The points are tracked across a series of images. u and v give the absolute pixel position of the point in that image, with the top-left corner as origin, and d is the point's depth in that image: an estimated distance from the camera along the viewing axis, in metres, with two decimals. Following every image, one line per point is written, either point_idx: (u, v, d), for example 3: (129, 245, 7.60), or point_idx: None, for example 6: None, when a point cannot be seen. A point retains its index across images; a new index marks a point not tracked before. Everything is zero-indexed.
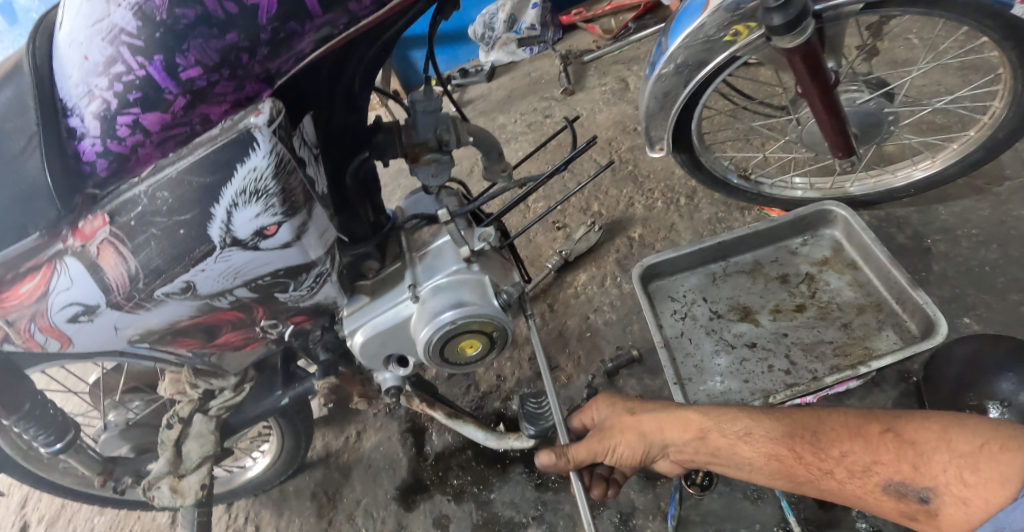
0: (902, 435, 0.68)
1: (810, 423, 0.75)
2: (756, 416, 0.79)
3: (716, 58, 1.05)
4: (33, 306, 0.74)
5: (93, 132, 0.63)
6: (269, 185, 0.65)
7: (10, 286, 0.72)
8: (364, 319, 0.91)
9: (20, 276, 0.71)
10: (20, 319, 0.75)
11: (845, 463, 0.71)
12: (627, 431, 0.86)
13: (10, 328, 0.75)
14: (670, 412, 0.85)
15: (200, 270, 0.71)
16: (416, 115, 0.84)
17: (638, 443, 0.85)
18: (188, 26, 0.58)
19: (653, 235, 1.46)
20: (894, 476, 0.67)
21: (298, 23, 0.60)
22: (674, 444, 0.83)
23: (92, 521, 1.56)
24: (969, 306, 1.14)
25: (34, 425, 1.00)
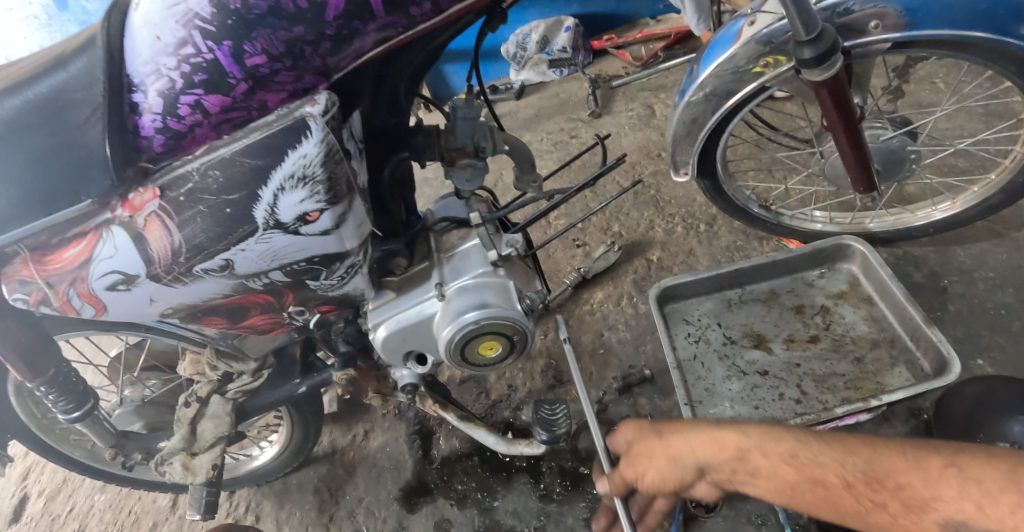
0: (968, 472, 0.59)
1: (860, 449, 0.66)
2: (796, 434, 0.70)
3: (744, 89, 1.08)
4: (75, 272, 0.76)
5: (155, 108, 0.66)
6: (317, 172, 0.68)
7: (56, 250, 0.75)
8: (389, 314, 0.94)
9: (65, 241, 0.75)
10: (61, 284, 0.77)
11: (903, 498, 0.62)
12: (655, 456, 0.80)
13: (49, 291, 0.78)
14: (700, 431, 0.77)
15: (241, 250, 0.75)
16: (455, 120, 0.87)
17: (667, 467, 0.78)
18: (258, 17, 0.60)
19: (671, 258, 1.48)
20: (956, 515, 0.58)
21: (361, 22, 0.62)
22: (704, 464, 0.75)
23: (92, 498, 1.57)
24: (983, 347, 1.15)
25: (56, 391, 1.02)
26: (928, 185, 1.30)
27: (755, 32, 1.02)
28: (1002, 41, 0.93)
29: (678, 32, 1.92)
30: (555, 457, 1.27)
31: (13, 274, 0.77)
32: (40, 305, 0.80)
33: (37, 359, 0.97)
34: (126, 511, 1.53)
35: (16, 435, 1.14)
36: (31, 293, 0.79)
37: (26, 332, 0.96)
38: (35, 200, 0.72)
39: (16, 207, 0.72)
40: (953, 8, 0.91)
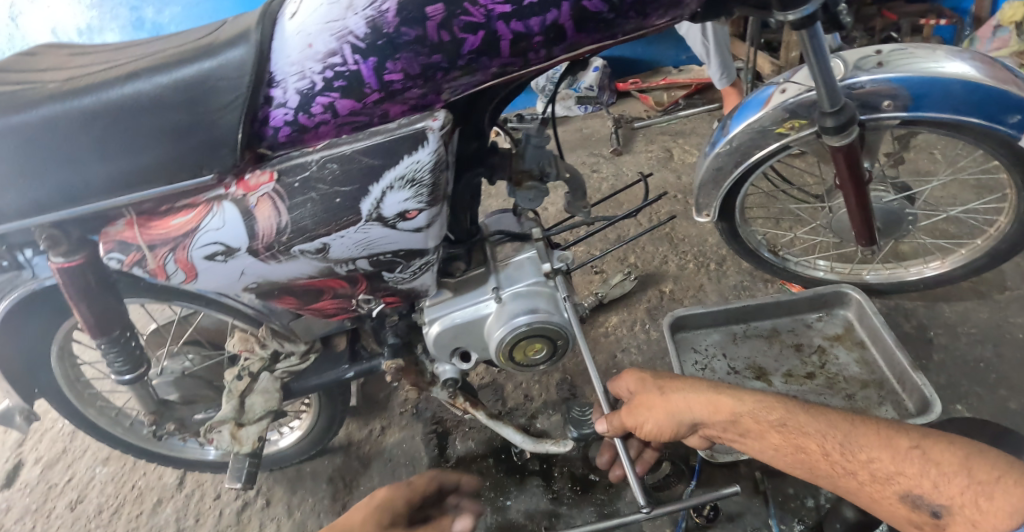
0: (928, 454, 0.77)
1: (843, 425, 0.85)
2: (790, 408, 0.90)
3: (768, 146, 1.22)
4: (178, 239, 0.87)
5: (290, 104, 0.75)
6: (425, 177, 0.78)
7: (164, 218, 0.87)
8: (445, 311, 1.04)
9: (175, 210, 0.86)
10: (161, 247, 0.87)
11: (869, 468, 0.80)
12: (654, 409, 0.97)
13: (149, 253, 0.88)
14: (700, 394, 0.96)
15: (340, 237, 0.84)
16: (527, 146, 0.97)
17: (665, 420, 0.96)
18: (404, 42, 0.71)
19: (682, 291, 1.60)
20: (914, 488, 0.76)
21: (487, 59, 0.73)
22: (700, 420, 0.95)
23: (93, 471, 1.57)
24: (962, 394, 1.29)
25: (115, 350, 1.00)
26: (921, 245, 1.45)
27: (783, 99, 1.17)
28: (993, 128, 1.07)
29: (700, 83, 2.08)
30: (567, 464, 1.36)
31: (117, 235, 0.88)
32: (136, 266, 0.89)
33: (107, 315, 0.95)
34: (128, 486, 1.52)
35: (46, 392, 1.22)
36: (130, 253, 0.88)
37: (98, 285, 0.93)
38: (164, 168, 0.81)
39: (147, 171, 0.81)
40: (953, 94, 1.05)
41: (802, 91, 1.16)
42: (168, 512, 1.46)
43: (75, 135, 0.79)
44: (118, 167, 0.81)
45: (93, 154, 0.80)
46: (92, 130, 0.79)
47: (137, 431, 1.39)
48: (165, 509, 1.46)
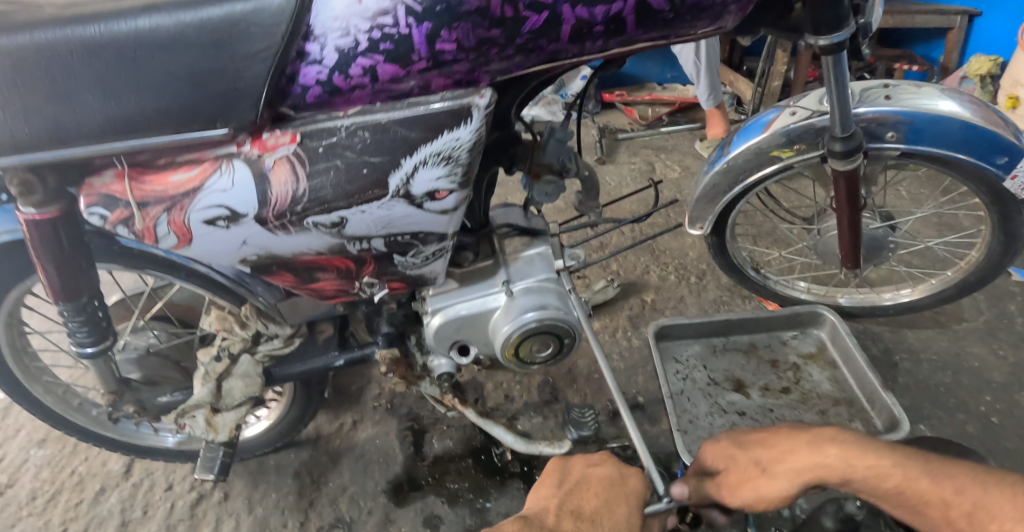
0: None
1: (966, 484, 0.75)
2: (895, 457, 0.79)
3: (762, 171, 1.25)
4: (175, 198, 0.79)
5: (326, 61, 0.71)
6: (462, 155, 0.76)
7: (161, 172, 0.79)
8: (448, 302, 1.00)
9: (176, 165, 0.79)
10: (154, 206, 0.80)
11: None
12: (768, 483, 0.82)
13: (139, 212, 0.80)
14: (804, 451, 0.81)
15: (361, 212, 0.80)
16: (549, 141, 0.95)
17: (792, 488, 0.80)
18: (467, 12, 0.68)
19: (664, 301, 1.61)
20: None
21: (546, 41, 0.72)
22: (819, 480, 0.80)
23: (27, 452, 1.43)
24: (925, 415, 1.37)
25: (80, 319, 0.88)
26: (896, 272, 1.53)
27: (790, 122, 1.20)
28: (981, 166, 1.14)
29: (684, 101, 2.14)
30: None
31: (104, 188, 0.80)
32: (120, 226, 0.81)
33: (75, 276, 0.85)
34: (65, 470, 1.40)
35: None
36: (116, 211, 0.81)
37: (71, 240, 0.83)
38: (173, 117, 0.74)
39: (152, 116, 0.74)
40: (949, 132, 1.11)
41: (805, 118, 1.20)
42: (112, 502, 1.34)
43: (75, 66, 0.71)
44: (118, 108, 0.73)
45: (93, 89, 0.72)
46: (95, 64, 0.71)
47: (86, 411, 1.28)
48: (108, 499, 1.35)
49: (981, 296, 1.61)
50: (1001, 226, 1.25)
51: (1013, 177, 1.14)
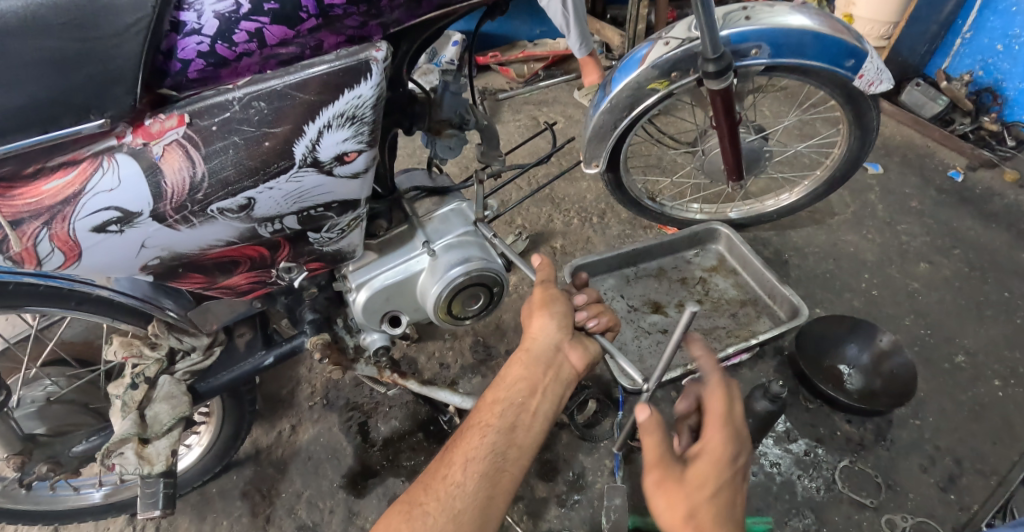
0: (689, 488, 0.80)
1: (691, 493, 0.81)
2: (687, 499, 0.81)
3: (644, 102, 1.32)
4: (54, 208, 0.72)
5: (206, 30, 0.68)
6: (366, 113, 0.75)
7: (32, 182, 0.70)
8: (370, 275, 0.98)
9: (49, 171, 0.71)
10: (31, 222, 0.72)
11: None
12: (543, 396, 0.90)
13: (14, 232, 0.71)
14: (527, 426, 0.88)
15: (269, 188, 0.77)
16: (445, 94, 0.96)
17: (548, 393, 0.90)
18: None
19: (572, 245, 1.66)
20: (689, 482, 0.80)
21: None
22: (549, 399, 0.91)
23: None
24: (818, 300, 1.55)
25: None
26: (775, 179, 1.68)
27: (664, 52, 1.26)
28: (834, 70, 1.27)
29: (556, 55, 2.19)
30: None
31: None
32: None
33: None
34: None
35: None
36: None
37: None
38: (40, 113, 0.67)
39: (15, 114, 0.67)
40: (803, 42, 1.22)
41: (677, 46, 1.26)
42: None
43: None
44: None
45: None
46: None
47: None
48: None
49: (846, 192, 1.81)
50: (855, 121, 1.40)
51: (861, 77, 1.28)
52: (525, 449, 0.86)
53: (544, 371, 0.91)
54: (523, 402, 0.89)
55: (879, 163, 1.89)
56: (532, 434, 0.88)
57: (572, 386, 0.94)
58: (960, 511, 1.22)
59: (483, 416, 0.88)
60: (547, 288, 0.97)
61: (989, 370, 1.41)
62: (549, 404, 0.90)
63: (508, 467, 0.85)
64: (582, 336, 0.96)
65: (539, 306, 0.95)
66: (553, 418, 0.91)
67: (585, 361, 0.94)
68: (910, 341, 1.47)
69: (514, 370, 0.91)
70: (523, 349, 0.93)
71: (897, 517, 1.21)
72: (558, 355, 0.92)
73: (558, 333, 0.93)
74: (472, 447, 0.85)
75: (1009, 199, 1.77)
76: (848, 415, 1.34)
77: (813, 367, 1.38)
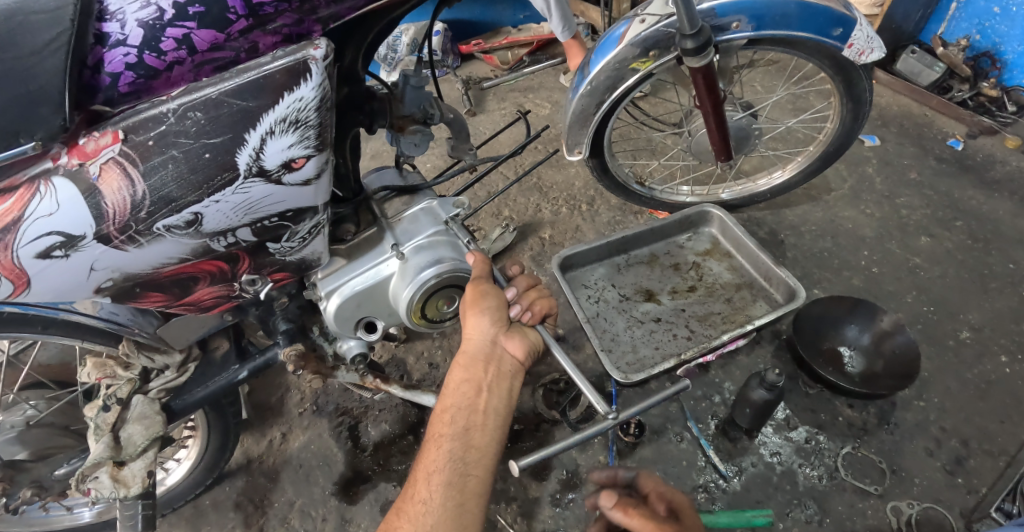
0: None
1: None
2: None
3: (625, 83, 1.26)
4: None
5: (132, 40, 0.66)
6: (310, 116, 0.72)
7: None
8: (341, 281, 0.93)
9: None
10: None
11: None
12: (490, 395, 0.90)
13: None
14: (481, 427, 0.88)
15: (215, 202, 0.74)
16: (406, 89, 0.90)
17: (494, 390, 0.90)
18: None
19: (561, 235, 1.61)
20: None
21: None
22: (496, 395, 0.91)
23: None
24: (816, 280, 1.50)
25: None
26: (768, 157, 1.62)
27: (640, 30, 1.20)
28: (821, 41, 1.21)
29: (541, 39, 2.13)
30: None
31: None
32: None
33: None
34: None
35: None
36: None
37: None
38: None
39: None
40: (787, 13, 1.16)
41: (654, 23, 1.19)
42: None
43: None
44: None
45: None
46: None
47: None
48: None
49: (842, 166, 1.75)
50: (847, 94, 1.34)
51: (850, 46, 1.22)
52: (485, 448, 0.87)
53: (485, 369, 0.91)
54: (471, 404, 0.89)
55: (876, 134, 1.83)
56: (488, 433, 0.88)
57: (519, 376, 0.94)
58: (968, 494, 1.19)
59: (437, 427, 0.89)
60: (475, 282, 0.92)
61: (995, 345, 1.38)
62: (498, 400, 0.91)
63: (473, 470, 0.85)
64: (520, 327, 0.93)
65: (468, 306, 0.91)
66: (506, 412, 0.91)
67: (525, 348, 0.93)
68: (912, 319, 1.42)
69: (456, 375, 0.91)
70: (461, 352, 0.92)
71: (903, 504, 1.18)
72: (495, 349, 0.91)
73: (492, 328, 0.91)
74: (430, 461, 0.86)
75: (1012, 166, 1.71)
76: (850, 399, 1.31)
77: (812, 351, 1.34)
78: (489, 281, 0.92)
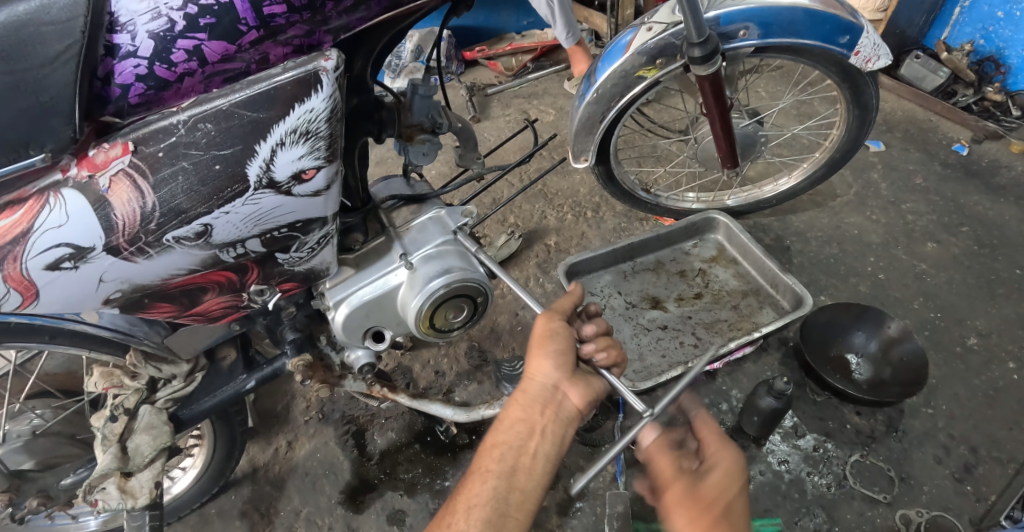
0: None
1: None
2: None
3: (632, 91, 1.25)
4: (7, 247, 0.68)
5: (142, 52, 0.66)
6: (321, 127, 0.72)
7: None
8: (349, 290, 0.93)
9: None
10: None
11: None
12: (543, 438, 0.86)
13: None
14: (528, 468, 0.85)
15: (225, 213, 0.74)
16: (414, 98, 0.90)
17: (548, 435, 0.87)
18: None
19: (567, 242, 1.61)
20: None
21: None
22: (551, 441, 0.87)
23: None
24: (823, 287, 1.50)
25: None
26: (773, 163, 1.62)
27: (647, 38, 1.19)
28: (828, 48, 1.20)
29: (544, 46, 2.13)
30: None
31: None
32: None
33: None
34: None
35: None
36: None
37: None
38: None
39: None
40: (793, 21, 1.16)
41: (661, 31, 1.19)
42: None
43: None
44: None
45: None
46: None
47: None
48: None
49: (847, 171, 1.74)
50: (853, 101, 1.34)
51: (857, 53, 1.22)
52: (530, 492, 0.84)
53: (541, 411, 0.87)
54: (522, 444, 0.86)
55: (881, 140, 1.82)
56: (535, 476, 0.85)
57: (576, 426, 0.89)
58: (978, 502, 1.19)
59: (484, 461, 0.86)
60: (549, 321, 0.92)
61: (1003, 352, 1.37)
62: (551, 445, 0.87)
63: (513, 512, 0.82)
64: (584, 377, 0.91)
65: (538, 342, 0.91)
66: (558, 460, 0.87)
67: (586, 399, 0.89)
68: (919, 326, 1.42)
69: (512, 412, 0.88)
70: (520, 390, 0.90)
71: (912, 512, 1.18)
72: (555, 394, 0.88)
73: (556, 372, 0.89)
74: (472, 494, 0.84)
75: (1018, 171, 1.71)
76: (858, 406, 1.30)
77: (820, 358, 1.34)
78: (564, 324, 0.93)
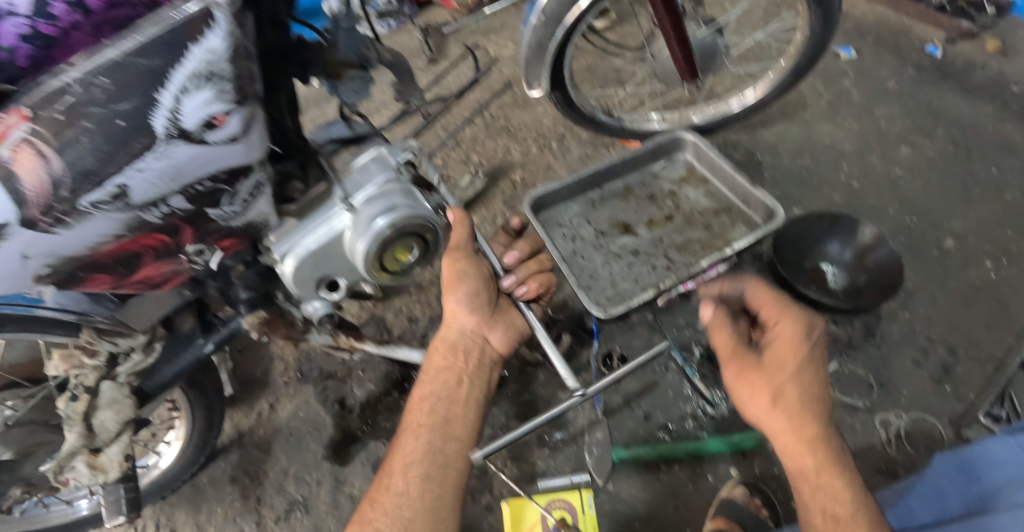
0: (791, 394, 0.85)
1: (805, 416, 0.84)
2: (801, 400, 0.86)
3: (578, 7, 1.19)
4: None
5: (21, 9, 0.63)
6: (224, 68, 0.68)
7: None
8: (294, 241, 0.90)
9: None
10: None
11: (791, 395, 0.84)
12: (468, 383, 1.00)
13: None
14: (459, 416, 0.97)
15: (138, 170, 0.70)
16: (337, 33, 0.85)
17: (474, 380, 1.01)
18: None
19: (533, 175, 1.58)
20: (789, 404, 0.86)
21: None
22: (477, 386, 1.01)
23: None
24: (796, 199, 1.47)
25: None
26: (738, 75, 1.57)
27: None
28: None
29: None
30: None
31: None
32: None
33: None
34: None
35: None
36: None
37: None
38: None
39: None
40: None
41: None
42: None
43: None
44: None
45: None
46: None
47: None
48: None
49: (818, 80, 1.68)
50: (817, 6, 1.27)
51: None
52: (464, 439, 0.95)
53: (464, 358, 1.02)
54: (450, 395, 0.98)
55: (853, 46, 1.75)
56: (466, 424, 0.97)
57: (496, 368, 1.05)
58: (956, 403, 1.20)
59: (415, 417, 0.97)
60: (455, 260, 1.00)
61: (980, 253, 1.36)
62: (476, 391, 1.01)
63: (451, 463, 0.92)
64: (498, 319, 1.06)
65: (449, 282, 1.01)
66: (484, 404, 1.01)
67: (503, 341, 1.06)
68: (895, 232, 1.40)
69: (435, 363, 1.02)
70: (440, 338, 1.04)
71: (891, 416, 1.19)
72: (475, 338, 1.04)
73: (472, 320, 1.03)
74: (409, 451, 0.92)
75: (994, 70, 1.65)
76: (834, 316, 1.30)
77: (793, 271, 1.32)
78: (471, 258, 1.01)
